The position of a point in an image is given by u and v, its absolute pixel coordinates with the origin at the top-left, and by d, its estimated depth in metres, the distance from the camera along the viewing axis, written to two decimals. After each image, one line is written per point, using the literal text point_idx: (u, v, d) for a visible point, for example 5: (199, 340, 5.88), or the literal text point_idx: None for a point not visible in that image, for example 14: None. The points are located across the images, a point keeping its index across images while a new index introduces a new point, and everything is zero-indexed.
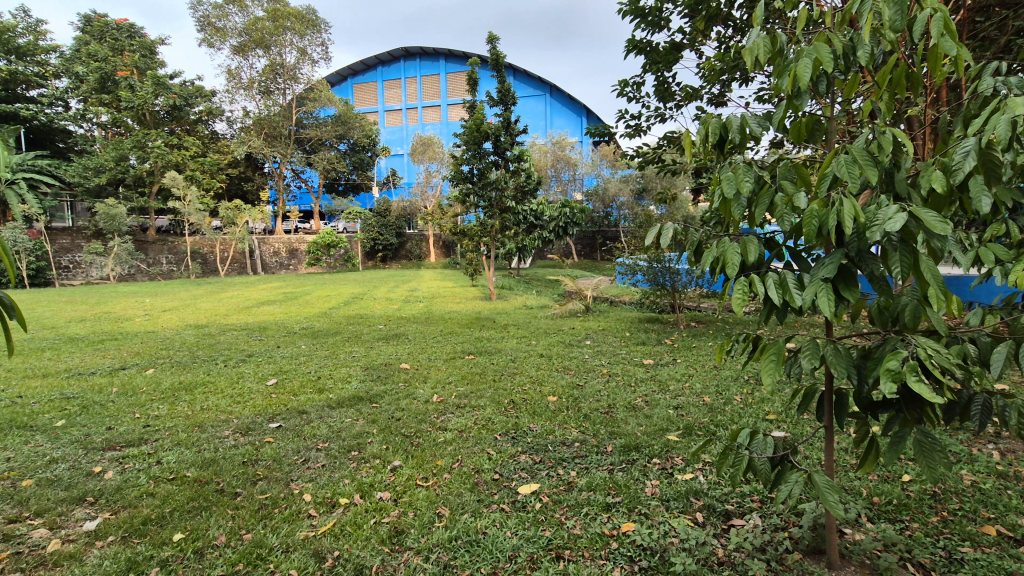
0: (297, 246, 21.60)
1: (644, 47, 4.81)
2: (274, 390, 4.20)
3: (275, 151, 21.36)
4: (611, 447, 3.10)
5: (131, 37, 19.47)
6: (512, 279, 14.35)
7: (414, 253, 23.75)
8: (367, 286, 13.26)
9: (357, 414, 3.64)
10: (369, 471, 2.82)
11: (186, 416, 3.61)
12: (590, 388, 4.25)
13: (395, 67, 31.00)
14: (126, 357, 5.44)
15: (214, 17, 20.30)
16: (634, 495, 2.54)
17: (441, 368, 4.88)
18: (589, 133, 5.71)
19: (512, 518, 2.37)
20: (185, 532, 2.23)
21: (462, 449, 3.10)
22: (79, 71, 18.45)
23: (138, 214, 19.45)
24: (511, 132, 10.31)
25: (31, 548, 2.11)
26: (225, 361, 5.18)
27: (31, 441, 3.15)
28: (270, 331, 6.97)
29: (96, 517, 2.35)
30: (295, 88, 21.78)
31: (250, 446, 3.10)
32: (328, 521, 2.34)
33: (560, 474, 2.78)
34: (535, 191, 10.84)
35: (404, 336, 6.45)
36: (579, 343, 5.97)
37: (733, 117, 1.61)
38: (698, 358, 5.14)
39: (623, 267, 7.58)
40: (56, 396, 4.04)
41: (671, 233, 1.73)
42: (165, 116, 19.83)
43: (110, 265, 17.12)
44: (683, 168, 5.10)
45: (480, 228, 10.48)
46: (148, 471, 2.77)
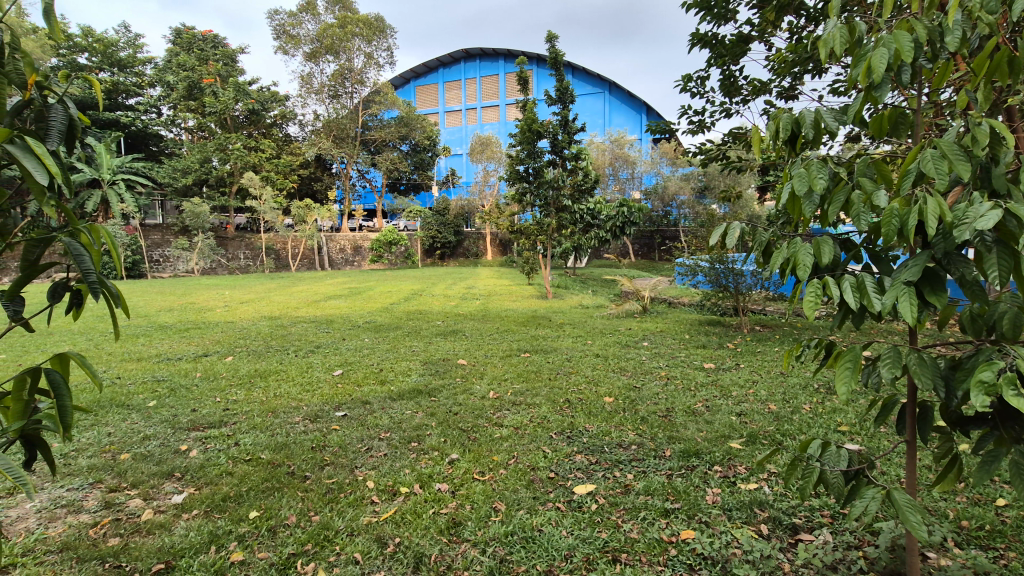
0: (361, 244, 22.50)
1: (708, 40, 4.65)
2: (340, 380, 4.40)
3: (342, 152, 22.31)
4: (669, 452, 3.03)
5: (215, 47, 20.88)
6: (568, 278, 14.28)
7: (471, 252, 24.11)
8: (426, 283, 13.58)
9: (416, 406, 3.75)
10: (428, 462, 2.89)
11: (261, 401, 3.85)
12: (647, 390, 4.16)
13: (456, 69, 31.51)
14: (208, 345, 5.86)
15: (289, 26, 21.49)
16: (694, 502, 2.47)
17: (498, 365, 4.93)
18: (649, 131, 5.56)
19: (568, 517, 2.37)
20: (259, 510, 2.38)
21: (518, 445, 3.12)
22: (170, 80, 20.01)
23: (219, 212, 20.87)
24: (568, 131, 10.24)
25: (129, 516, 2.33)
26: (296, 352, 5.48)
27: (128, 419, 3.47)
28: (336, 324, 7.29)
29: (183, 491, 2.55)
30: (361, 91, 22.63)
31: (318, 433, 3.26)
32: (389, 509, 2.42)
33: (617, 477, 2.75)
34: (592, 190, 10.70)
35: (461, 333, 6.57)
36: (637, 344, 5.87)
37: (805, 112, 1.52)
38: (764, 363, 4.91)
39: (683, 267, 7.35)
40: (148, 378, 4.43)
41: (737, 232, 1.66)
42: (244, 120, 21.19)
43: (194, 259, 18.49)
44: (749, 166, 4.87)
45: (537, 227, 10.54)
46: (227, 452, 2.98)
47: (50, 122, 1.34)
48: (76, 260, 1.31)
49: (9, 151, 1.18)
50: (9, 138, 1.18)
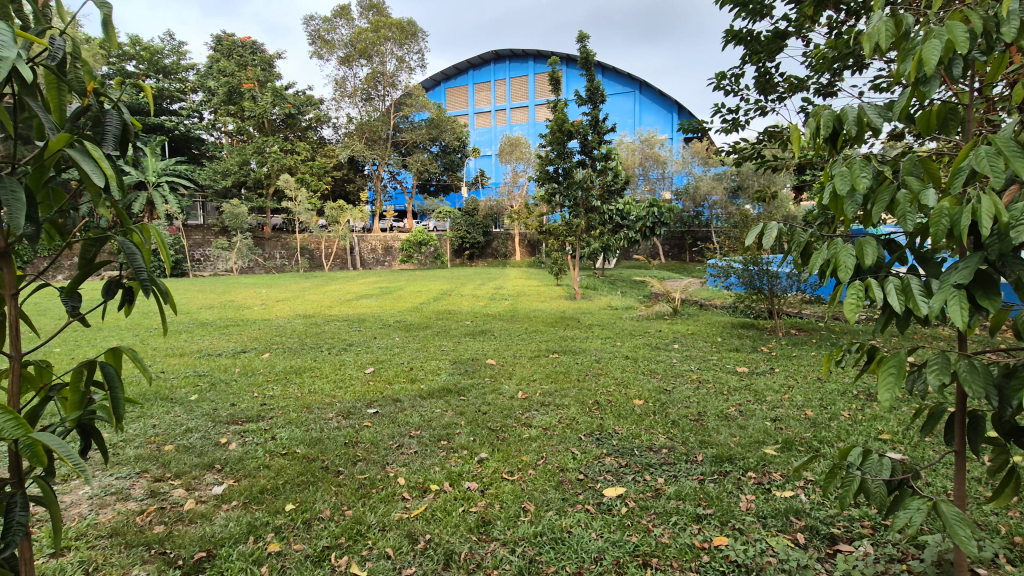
0: (392, 244, 22.87)
1: (743, 37, 4.53)
2: (372, 378, 4.48)
3: (374, 154, 22.71)
4: (701, 456, 2.97)
5: (254, 53, 21.51)
6: (596, 278, 14.18)
7: (500, 252, 24.17)
8: (454, 283, 13.70)
9: (446, 405, 3.78)
10: (457, 461, 2.92)
11: (296, 397, 3.95)
12: (678, 393, 4.09)
13: (485, 70, 31.65)
14: (246, 342, 6.04)
15: (324, 31, 21.98)
16: (728, 509, 2.41)
17: (526, 365, 4.94)
18: (681, 130, 5.46)
19: (597, 520, 2.35)
20: (295, 503, 2.44)
21: (547, 446, 3.12)
22: (211, 85, 20.71)
23: (256, 213, 21.52)
24: (599, 131, 10.16)
25: (173, 505, 2.42)
26: (329, 349, 5.61)
27: (172, 412, 3.61)
28: (367, 323, 7.42)
29: (223, 483, 2.64)
30: (393, 94, 22.98)
31: (350, 429, 3.33)
32: (420, 505, 2.45)
33: (647, 480, 2.71)
34: (622, 190, 10.60)
35: (489, 333, 6.60)
36: (667, 346, 5.79)
37: (848, 109, 1.46)
38: (800, 368, 4.77)
39: (716, 268, 7.21)
40: (190, 373, 4.60)
41: (774, 233, 1.61)
42: (280, 124, 21.77)
43: (233, 258, 19.13)
44: (785, 165, 4.73)
45: (566, 227, 10.50)
46: (264, 445, 3.07)
47: (106, 127, 1.41)
48: (128, 258, 1.37)
49: (70, 154, 1.25)
50: (69, 143, 1.25)
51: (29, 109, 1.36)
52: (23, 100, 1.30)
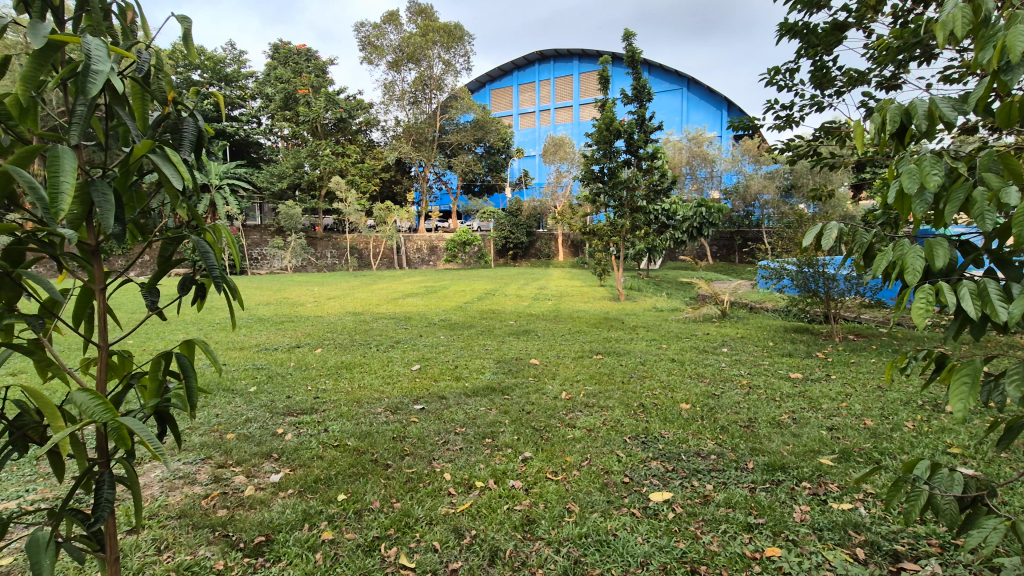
0: (437, 244, 23.29)
1: (799, 30, 4.35)
2: (418, 374, 4.59)
3: (420, 156, 23.17)
4: (751, 464, 2.88)
5: (308, 60, 22.32)
6: (641, 280, 13.94)
7: (543, 252, 24.16)
8: (497, 283, 13.80)
9: (489, 404, 3.82)
10: (502, 459, 2.94)
11: (347, 391, 4.09)
12: (727, 398, 3.98)
13: (530, 71, 31.67)
14: (300, 337, 6.29)
15: (374, 37, 22.60)
16: (780, 519, 2.33)
17: (570, 366, 4.92)
18: (732, 127, 5.29)
19: (643, 524, 2.32)
20: (347, 494, 2.53)
21: (591, 448, 3.10)
22: (269, 92, 21.67)
23: (309, 214, 22.37)
24: (646, 130, 9.98)
25: (235, 490, 2.56)
26: (377, 346, 5.77)
27: (233, 402, 3.81)
28: (413, 321, 7.57)
29: (279, 471, 2.77)
30: (439, 96, 23.34)
31: (398, 424, 3.41)
32: (466, 501, 2.49)
33: (695, 487, 2.65)
34: (668, 190, 10.39)
35: (533, 333, 6.60)
36: (715, 350, 5.64)
37: (917, 102, 1.37)
38: (859, 376, 4.53)
39: (767, 270, 6.94)
40: (250, 366, 4.84)
41: (834, 233, 1.54)
42: (332, 128, 22.54)
43: (288, 257, 19.94)
44: (844, 162, 4.44)
45: (610, 228, 10.37)
46: (318, 437, 3.19)
47: (183, 134, 1.51)
48: (202, 256, 1.46)
49: (152, 160, 1.35)
50: (151, 148, 1.34)
51: (118, 118, 1.47)
52: (113, 109, 1.42)
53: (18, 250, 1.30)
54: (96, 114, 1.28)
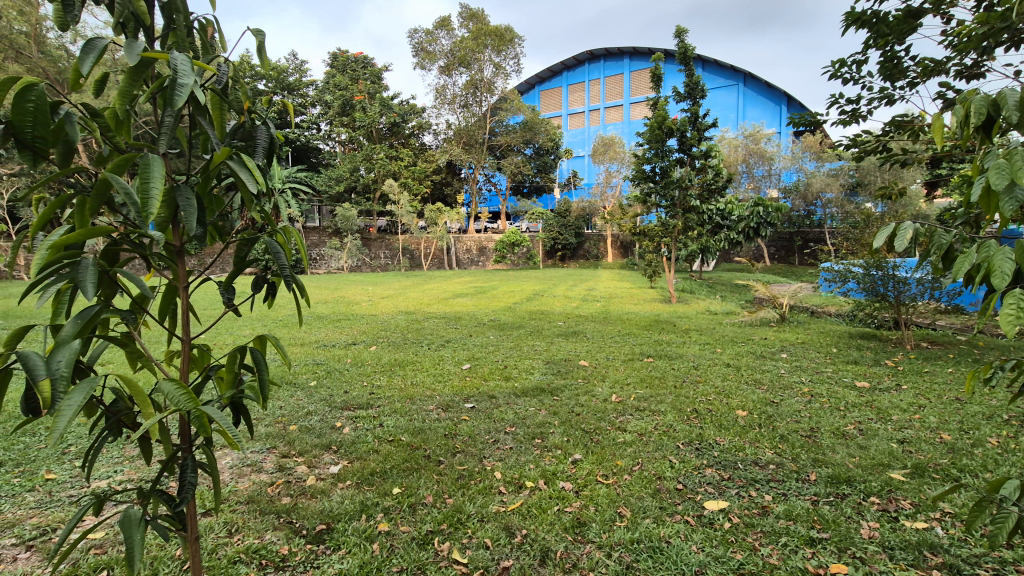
0: (486, 244, 23.59)
1: (867, 19, 4.09)
2: (468, 373, 4.66)
3: (471, 158, 23.52)
4: (814, 475, 2.74)
5: (365, 67, 23.04)
6: (694, 282, 13.56)
7: (592, 253, 23.95)
8: (547, 284, 13.80)
9: (539, 404, 3.83)
10: (551, 459, 2.94)
11: (400, 388, 4.21)
12: (787, 406, 3.81)
13: (580, 71, 31.43)
14: (356, 334, 6.53)
15: (427, 43, 23.10)
16: (846, 534, 2.21)
17: (620, 368, 4.86)
18: (792, 123, 5.04)
19: (698, 533, 2.26)
20: (401, 488, 2.60)
21: (643, 452, 3.05)
22: (328, 99, 22.59)
23: (364, 216, 23.15)
24: (699, 128, 9.72)
25: (297, 480, 2.68)
26: (429, 345, 5.90)
27: (295, 395, 4.00)
28: (464, 320, 7.69)
29: (338, 463, 2.88)
30: (490, 99, 23.59)
31: (450, 421, 3.48)
32: (516, 500, 2.51)
33: (753, 497, 2.55)
34: (723, 189, 10.05)
35: (582, 334, 6.57)
36: (773, 355, 5.42)
37: (1007, 92, 1.26)
38: (934, 387, 4.22)
39: (830, 273, 6.56)
40: (310, 361, 5.06)
41: (909, 233, 1.45)
42: (387, 132, 23.25)
43: (344, 258, 20.65)
44: (919, 158, 4.16)
45: (661, 228, 10.14)
46: (373, 431, 3.30)
47: (257, 141, 1.60)
48: (275, 255, 1.55)
49: (230, 165, 1.43)
50: (229, 155, 1.43)
51: (200, 127, 1.58)
52: (196, 118, 1.51)
53: (114, 251, 1.42)
54: (181, 123, 1.38)
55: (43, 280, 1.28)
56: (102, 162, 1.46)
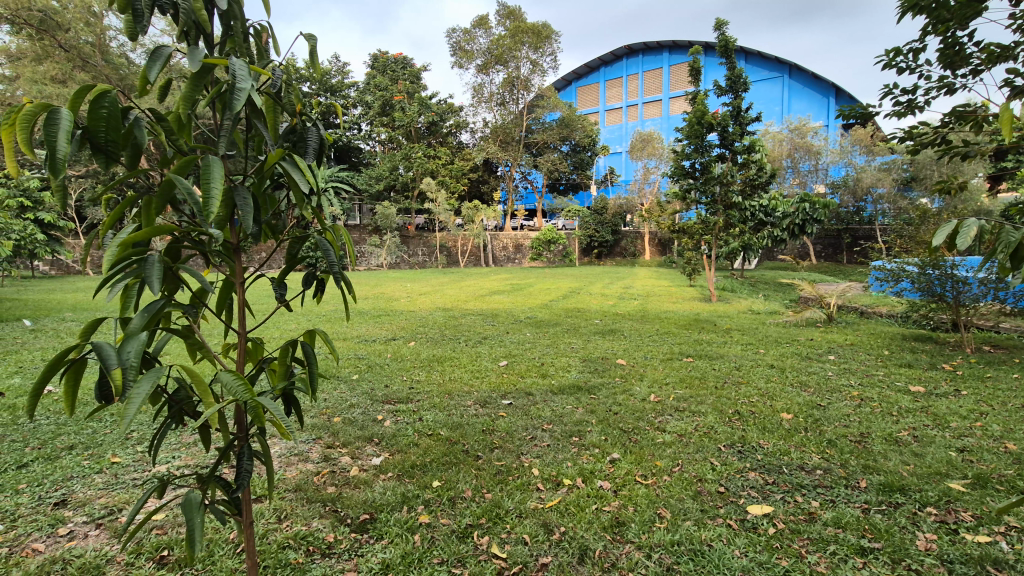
0: (522, 241, 23.89)
1: (926, 4, 3.86)
2: (506, 370, 4.68)
3: (507, 156, 23.62)
4: (864, 482, 2.64)
5: (404, 68, 23.40)
6: (734, 280, 13.19)
7: (628, 251, 23.67)
8: (583, 281, 13.72)
9: (576, 403, 3.81)
10: (589, 458, 2.93)
11: (438, 383, 4.28)
12: (835, 410, 3.67)
13: (617, 66, 31.01)
14: (396, 330, 6.67)
15: (464, 42, 23.26)
16: (900, 545, 2.11)
17: (658, 367, 4.79)
18: (843, 115, 4.81)
19: (741, 537, 2.21)
20: (441, 481, 2.65)
21: (683, 453, 3.00)
22: (368, 100, 23.07)
23: (403, 214, 23.60)
24: (742, 122, 9.45)
25: (341, 470, 2.77)
26: (466, 341, 5.96)
27: (338, 388, 4.13)
28: (500, 318, 7.73)
29: (380, 455, 2.95)
30: (526, 96, 23.57)
31: (487, 417, 3.51)
32: (554, 498, 2.51)
33: (799, 502, 2.48)
34: (767, 185, 9.71)
35: (620, 332, 6.49)
36: (820, 357, 5.22)
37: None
38: (997, 393, 3.98)
39: (882, 271, 6.26)
40: (352, 356, 5.20)
41: (973, 232, 1.37)
42: (425, 132, 23.59)
43: (384, 255, 21.06)
44: (984, 150, 3.90)
45: (701, 225, 9.92)
46: (414, 425, 3.37)
47: (308, 142, 1.66)
48: (324, 253, 1.59)
49: (284, 166, 1.49)
50: (282, 157, 1.49)
51: (255, 129, 1.64)
52: (251, 121, 1.57)
53: (176, 248, 1.48)
54: (238, 125, 1.43)
55: (115, 276, 1.36)
56: (167, 164, 1.54)
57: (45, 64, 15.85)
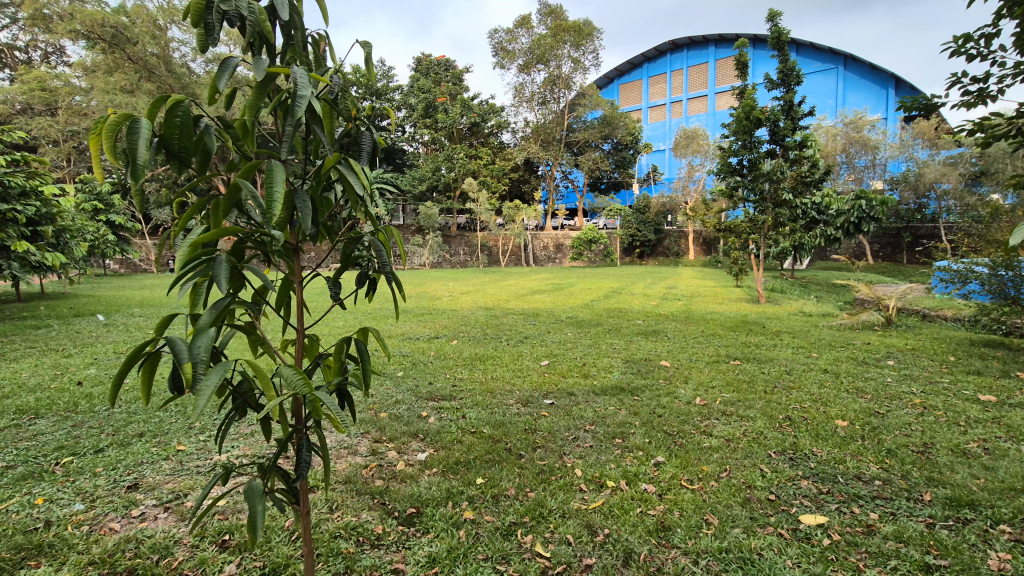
0: (563, 241, 23.80)
1: None
2: (547, 370, 4.68)
3: (548, 155, 23.59)
4: (928, 496, 2.49)
5: (447, 70, 23.72)
6: (784, 281, 12.67)
7: (671, 250, 23.21)
8: (624, 282, 13.53)
9: (619, 404, 3.78)
10: (633, 460, 2.90)
11: (481, 382, 4.32)
12: (895, 418, 3.48)
13: (660, 62, 30.42)
14: (439, 328, 6.77)
15: (506, 42, 23.36)
16: (970, 563, 1.99)
17: (703, 370, 4.67)
18: (906, 108, 4.53)
19: (794, 547, 2.13)
20: (485, 479, 2.67)
21: (731, 459, 2.91)
22: (412, 102, 23.50)
23: (445, 214, 23.91)
24: (794, 116, 9.09)
25: (388, 464, 2.84)
26: (508, 340, 6.00)
27: (384, 384, 4.24)
28: (541, 317, 7.74)
29: (425, 451, 3.01)
30: (568, 95, 23.43)
31: (530, 416, 3.52)
32: (598, 499, 2.50)
33: (856, 514, 2.37)
34: (820, 182, 9.29)
35: (663, 334, 6.36)
36: (878, 362, 4.97)
37: None
38: None
39: (947, 272, 5.89)
40: (396, 353, 5.32)
41: None
42: (467, 133, 23.83)
43: (426, 255, 21.37)
44: None
45: (749, 224, 9.59)
46: (457, 423, 3.41)
47: (362, 146, 1.71)
48: (377, 253, 1.64)
49: (340, 170, 1.53)
50: (339, 161, 1.53)
51: (313, 134, 1.69)
52: (311, 127, 1.63)
53: (240, 248, 1.55)
54: (299, 132, 1.49)
55: (186, 274, 1.43)
56: (233, 168, 1.61)
57: (116, 75, 16.91)
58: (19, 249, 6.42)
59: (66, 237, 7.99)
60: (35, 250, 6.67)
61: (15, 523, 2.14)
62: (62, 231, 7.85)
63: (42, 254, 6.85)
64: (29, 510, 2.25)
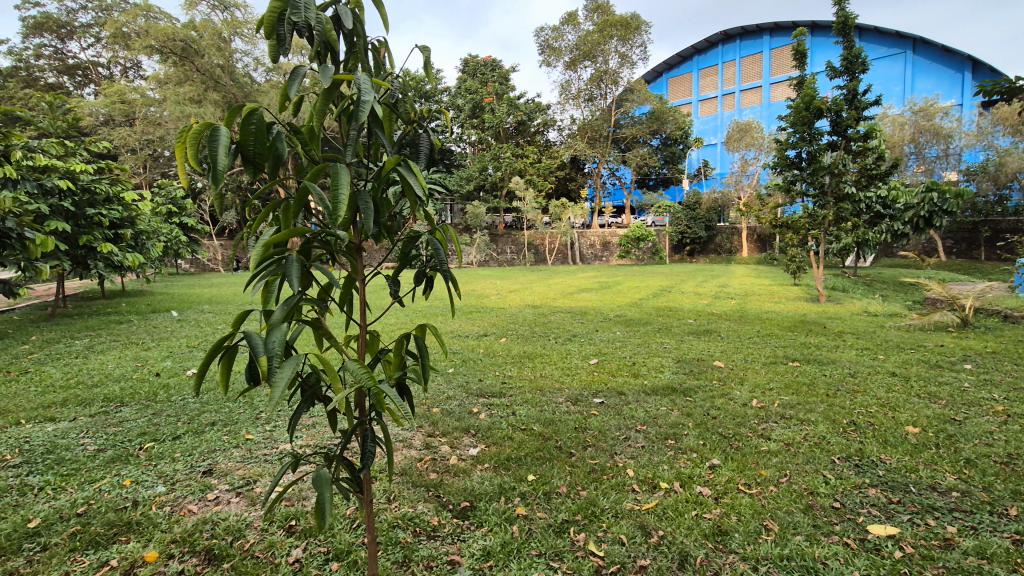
0: (610, 239, 23.44)
1: None
2: (596, 368, 4.64)
3: (594, 152, 23.36)
4: (1014, 510, 2.31)
5: (493, 70, 23.90)
6: (846, 279, 12.00)
7: (724, 247, 22.50)
8: (674, 280, 13.21)
9: (671, 404, 3.71)
10: (687, 462, 2.84)
11: (530, 379, 4.35)
12: (974, 426, 3.25)
13: (711, 54, 29.48)
14: (488, 326, 6.84)
15: (553, 40, 23.28)
16: None
17: (760, 371, 4.51)
18: (987, 92, 4.18)
19: (861, 558, 2.04)
20: (536, 475, 2.69)
21: (791, 463, 2.81)
22: (460, 103, 23.78)
23: (492, 213, 24.08)
24: (858, 105, 8.60)
25: (441, 458, 2.90)
26: (557, 338, 5.99)
27: (435, 379, 4.32)
28: (590, 315, 7.69)
29: (477, 446, 3.06)
30: (614, 91, 23.14)
31: (580, 415, 3.52)
32: (651, 500, 2.46)
33: (931, 526, 2.23)
34: (887, 174, 8.76)
35: (717, 333, 6.18)
36: (953, 366, 4.64)
37: None
38: None
39: None
40: (446, 350, 5.41)
41: None
42: (514, 131, 23.90)
43: (474, 253, 21.61)
44: None
45: (807, 219, 9.14)
46: (507, 419, 3.45)
47: (420, 149, 1.76)
48: (434, 251, 1.67)
49: (400, 171, 1.58)
50: (398, 163, 1.58)
51: (374, 137, 1.75)
52: (371, 131, 1.68)
53: (307, 247, 1.61)
54: (362, 135, 1.54)
55: (260, 272, 1.51)
56: (301, 172, 1.68)
57: (185, 87, 18.02)
58: (104, 250, 6.95)
59: (143, 239, 8.60)
60: (117, 251, 7.21)
61: (107, 502, 2.33)
62: (140, 233, 8.45)
63: (123, 255, 7.39)
64: (119, 490, 2.44)
